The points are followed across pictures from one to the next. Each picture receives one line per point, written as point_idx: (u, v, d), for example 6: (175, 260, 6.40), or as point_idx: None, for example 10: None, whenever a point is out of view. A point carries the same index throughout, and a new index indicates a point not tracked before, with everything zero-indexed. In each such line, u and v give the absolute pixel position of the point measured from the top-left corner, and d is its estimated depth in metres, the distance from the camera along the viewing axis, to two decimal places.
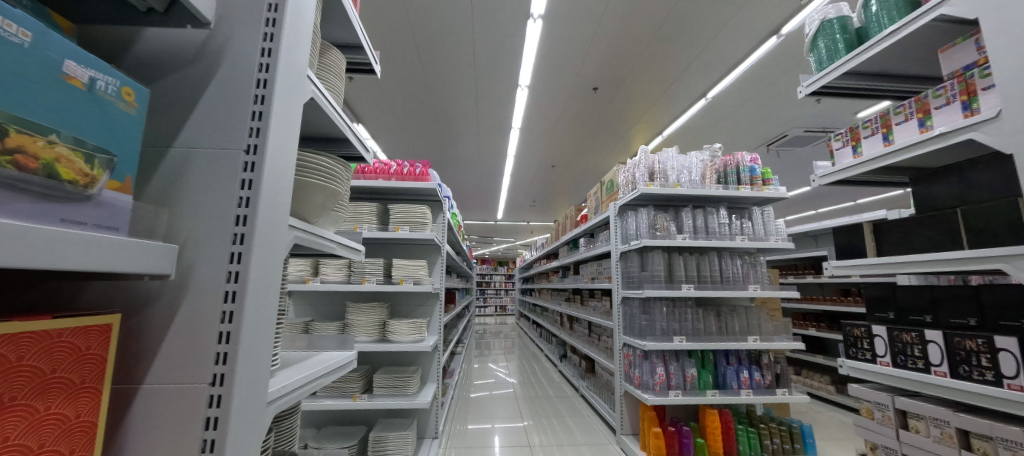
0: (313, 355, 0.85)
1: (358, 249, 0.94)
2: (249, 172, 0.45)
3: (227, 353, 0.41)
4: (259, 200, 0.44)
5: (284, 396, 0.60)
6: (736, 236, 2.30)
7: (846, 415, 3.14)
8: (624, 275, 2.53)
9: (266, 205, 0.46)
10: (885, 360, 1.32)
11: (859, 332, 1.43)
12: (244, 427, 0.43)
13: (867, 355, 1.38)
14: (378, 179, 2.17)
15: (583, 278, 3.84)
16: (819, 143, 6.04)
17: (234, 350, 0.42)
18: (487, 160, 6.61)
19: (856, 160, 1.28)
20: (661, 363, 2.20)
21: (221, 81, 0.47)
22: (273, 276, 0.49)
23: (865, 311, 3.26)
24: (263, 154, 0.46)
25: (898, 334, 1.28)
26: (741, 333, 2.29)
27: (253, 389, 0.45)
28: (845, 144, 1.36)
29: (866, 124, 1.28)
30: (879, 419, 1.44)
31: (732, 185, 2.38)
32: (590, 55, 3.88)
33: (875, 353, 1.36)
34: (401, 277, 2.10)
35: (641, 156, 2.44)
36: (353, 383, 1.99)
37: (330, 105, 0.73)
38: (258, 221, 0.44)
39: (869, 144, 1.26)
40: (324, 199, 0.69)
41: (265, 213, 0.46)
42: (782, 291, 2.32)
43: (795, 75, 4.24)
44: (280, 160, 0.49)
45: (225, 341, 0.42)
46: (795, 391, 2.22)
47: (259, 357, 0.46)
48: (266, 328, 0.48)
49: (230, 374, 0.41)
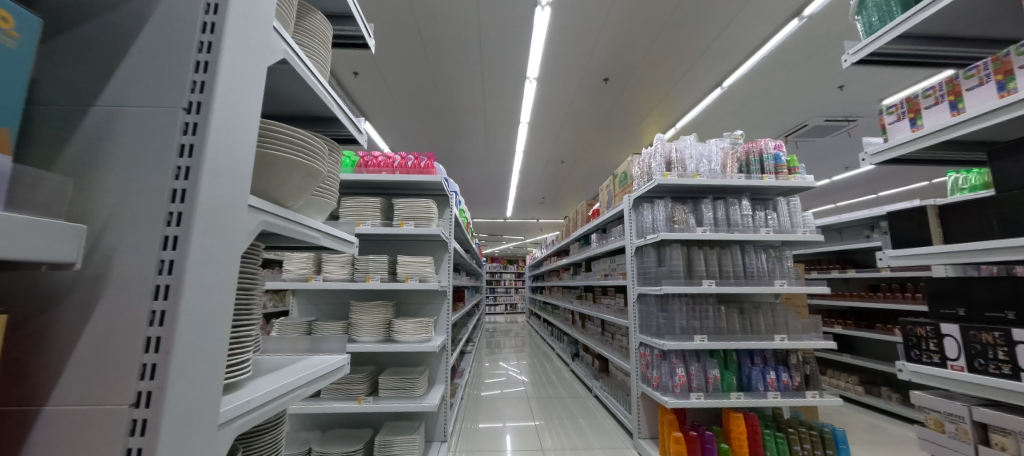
0: (296, 361, 0.76)
1: (348, 241, 0.85)
2: (189, 135, 0.39)
3: (157, 365, 0.36)
4: (201, 173, 0.39)
5: (242, 415, 0.51)
6: (761, 229, 2.16)
7: (878, 419, 2.95)
8: (640, 271, 2.41)
9: (213, 178, 0.40)
10: (958, 364, 1.17)
11: (923, 332, 1.28)
12: (182, 441, 0.38)
13: (934, 358, 1.24)
14: (382, 173, 2.10)
15: (596, 275, 3.72)
16: (841, 132, 5.76)
17: (166, 360, 0.36)
18: (495, 156, 6.52)
19: (915, 134, 1.16)
20: (681, 363, 2.07)
21: (151, 35, 0.40)
22: (224, 265, 0.43)
23: (898, 308, 3.06)
24: (208, 114, 0.40)
25: (974, 335, 1.13)
26: (767, 333, 2.14)
27: (195, 403, 0.40)
28: (900, 118, 1.23)
29: (928, 92, 1.15)
30: (952, 432, 1.31)
31: (756, 174, 2.24)
32: (600, 44, 3.75)
33: (944, 356, 1.22)
34: (406, 274, 2.03)
35: (657, 144, 2.31)
36: (358, 385, 1.94)
37: (314, 78, 0.67)
38: (199, 198, 0.38)
39: (932, 115, 1.13)
40: (302, 180, 0.60)
41: (210, 191, 0.40)
42: (811, 287, 2.16)
43: (817, 59, 4.03)
44: (234, 126, 0.43)
45: (154, 350, 0.36)
46: (827, 394, 2.06)
47: (202, 367, 0.41)
48: (212, 330, 0.42)
49: (160, 391, 0.35)
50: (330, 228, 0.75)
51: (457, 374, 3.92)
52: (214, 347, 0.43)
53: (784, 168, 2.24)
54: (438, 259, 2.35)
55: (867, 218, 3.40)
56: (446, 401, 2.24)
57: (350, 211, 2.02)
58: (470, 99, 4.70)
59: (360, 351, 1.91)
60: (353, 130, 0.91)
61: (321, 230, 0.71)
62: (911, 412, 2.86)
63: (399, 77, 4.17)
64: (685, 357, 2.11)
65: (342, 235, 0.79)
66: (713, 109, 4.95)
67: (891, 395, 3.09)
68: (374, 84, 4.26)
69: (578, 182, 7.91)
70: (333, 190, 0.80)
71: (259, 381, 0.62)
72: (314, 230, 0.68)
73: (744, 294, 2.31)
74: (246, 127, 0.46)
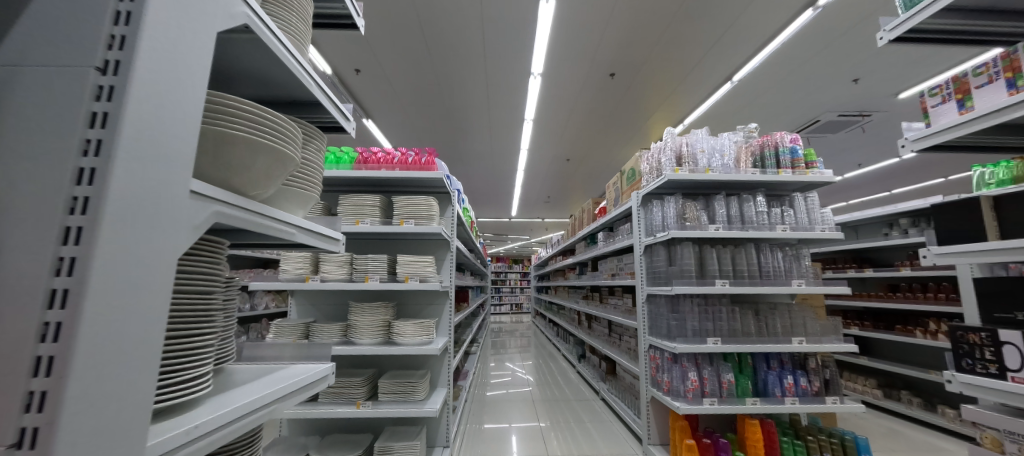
0: (268, 374, 0.68)
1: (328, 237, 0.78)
2: (104, 102, 0.35)
3: (47, 393, 0.30)
4: (117, 149, 0.34)
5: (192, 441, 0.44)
6: (777, 226, 2.05)
7: (899, 425, 2.82)
8: (649, 271, 2.32)
9: (137, 153, 0.36)
10: (1018, 376, 1.05)
11: (978, 339, 1.15)
12: None
13: (991, 369, 1.12)
14: (382, 170, 2.03)
15: (603, 275, 3.63)
16: (856, 128, 5.58)
17: (58, 388, 0.30)
18: (499, 154, 6.45)
19: (966, 115, 1.12)
20: (693, 367, 1.98)
21: None
22: (150, 264, 0.38)
23: (920, 309, 2.91)
24: (126, 77, 0.36)
25: None
26: (784, 335, 2.04)
27: (108, 437, 0.33)
28: (946, 99, 1.19)
29: (979, 70, 1.11)
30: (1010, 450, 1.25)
31: (771, 169, 2.13)
32: (605, 38, 3.65)
33: (1003, 367, 1.09)
34: (406, 274, 1.97)
35: (667, 138, 2.22)
36: (356, 389, 1.89)
37: (285, 50, 0.63)
38: (112, 179, 0.34)
39: (985, 95, 1.09)
40: (271, 164, 0.53)
41: (130, 173, 0.35)
42: (830, 287, 2.06)
43: (832, 50, 3.88)
44: (166, 95, 0.39)
45: (44, 374, 0.30)
46: (849, 400, 1.95)
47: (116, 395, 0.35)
48: (138, 345, 0.37)
49: (46, 429, 0.29)
50: (304, 222, 0.68)
51: (461, 375, 3.86)
52: (141, 359, 0.38)
53: (801, 163, 2.13)
54: (439, 259, 2.28)
55: (886, 216, 3.26)
56: (448, 406, 2.17)
57: (348, 210, 1.97)
58: (473, 97, 4.64)
59: (358, 353, 1.86)
60: (339, 117, 0.87)
61: (297, 225, 0.65)
62: (934, 418, 2.72)
63: (402, 74, 4.13)
64: (697, 360, 2.02)
65: (325, 231, 0.73)
66: (722, 104, 4.82)
67: (911, 399, 2.96)
68: (377, 81, 4.22)
69: (583, 181, 7.81)
70: (317, 182, 0.74)
71: (221, 398, 0.55)
72: (288, 225, 0.62)
73: (759, 295, 2.21)
74: (184, 105, 0.41)
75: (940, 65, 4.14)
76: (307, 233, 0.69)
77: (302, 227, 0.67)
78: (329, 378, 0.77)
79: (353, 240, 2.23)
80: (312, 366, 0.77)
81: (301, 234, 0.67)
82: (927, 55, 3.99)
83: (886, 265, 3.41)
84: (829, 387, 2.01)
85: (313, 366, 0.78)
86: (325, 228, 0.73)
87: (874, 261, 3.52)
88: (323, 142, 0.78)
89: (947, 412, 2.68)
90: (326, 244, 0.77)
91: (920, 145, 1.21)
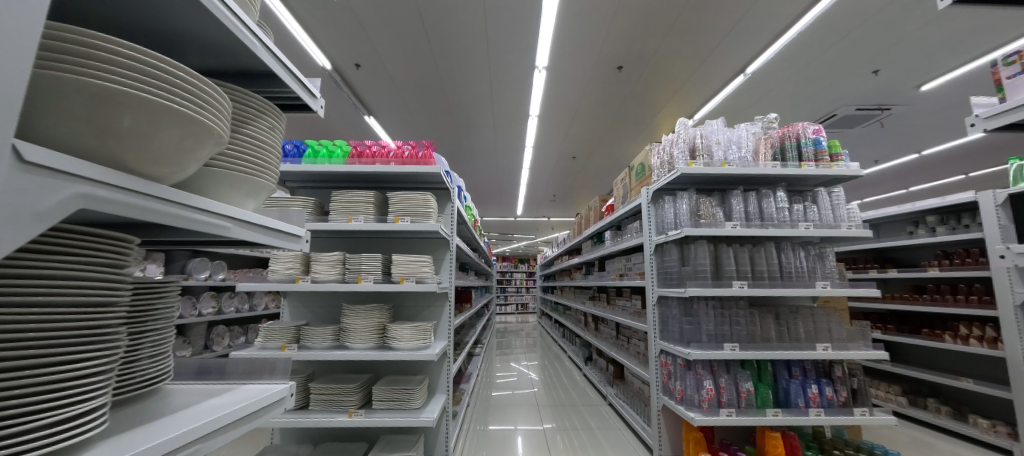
0: (206, 400, 0.61)
1: (278, 232, 0.68)
2: None
3: None
4: None
5: None
6: (799, 223, 1.91)
7: (924, 434, 2.66)
8: (660, 271, 2.18)
9: None
10: None
11: None
12: None
13: None
14: (377, 164, 1.93)
15: (610, 275, 3.50)
16: (874, 122, 5.37)
17: None
18: (503, 152, 6.35)
19: None
20: (709, 375, 1.85)
21: None
22: None
23: (949, 312, 2.74)
24: None
25: None
26: (807, 341, 1.89)
27: None
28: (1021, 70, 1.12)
29: None
30: None
31: (792, 162, 1.99)
32: (612, 29, 3.52)
33: None
34: (401, 275, 1.86)
35: (680, 129, 2.08)
36: (350, 397, 1.80)
37: (219, 8, 0.53)
38: None
39: None
40: (185, 138, 0.42)
41: None
42: (857, 289, 1.91)
43: (852, 39, 3.70)
44: None
45: None
46: (879, 412, 1.79)
47: None
48: None
49: None
50: (243, 214, 0.58)
51: (464, 377, 3.76)
52: None
53: (825, 155, 1.99)
54: (438, 259, 2.17)
55: (912, 213, 3.08)
56: (447, 413, 2.06)
57: (341, 207, 1.91)
58: (477, 93, 4.54)
59: (351, 359, 1.77)
60: (301, 92, 0.78)
61: (240, 219, 0.56)
62: (965, 428, 2.54)
63: (403, 70, 4.04)
64: (712, 367, 1.88)
65: (277, 226, 0.65)
66: (735, 97, 4.65)
67: (939, 408, 2.76)
68: (378, 77, 4.14)
69: (589, 179, 7.66)
70: (275, 172, 0.66)
71: (122, 440, 0.45)
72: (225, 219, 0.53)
73: (779, 297, 2.06)
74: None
75: (967, 54, 3.93)
76: (253, 227, 0.60)
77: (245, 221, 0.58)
78: (287, 398, 0.72)
79: (347, 239, 2.13)
80: (272, 383, 0.72)
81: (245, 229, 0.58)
82: (954, 44, 3.78)
83: (911, 265, 3.22)
84: (856, 397, 1.86)
85: (273, 382, 0.72)
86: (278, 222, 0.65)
87: (899, 260, 3.33)
88: (284, 124, 0.69)
89: (980, 422, 2.49)
90: (280, 240, 0.68)
91: (994, 123, 1.13)
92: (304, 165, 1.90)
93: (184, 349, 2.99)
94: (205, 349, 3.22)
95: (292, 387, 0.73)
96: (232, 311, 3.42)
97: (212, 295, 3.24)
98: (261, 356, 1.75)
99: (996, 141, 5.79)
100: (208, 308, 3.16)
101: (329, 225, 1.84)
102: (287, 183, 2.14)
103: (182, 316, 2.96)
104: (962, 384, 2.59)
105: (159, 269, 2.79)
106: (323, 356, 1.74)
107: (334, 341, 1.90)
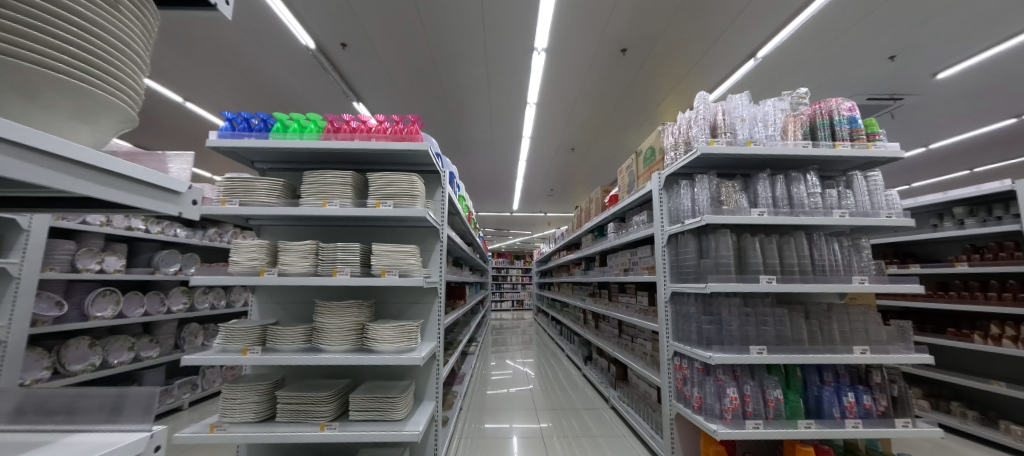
0: None
1: (149, 189, 0.47)
2: None
3: None
4: None
5: None
6: (834, 211, 1.69)
7: (951, 441, 2.47)
8: (674, 266, 1.97)
9: None
10: None
11: None
12: None
13: None
14: (355, 139, 1.68)
15: (613, 270, 3.28)
16: (884, 113, 5.18)
17: None
18: (499, 142, 6.10)
19: None
20: (732, 382, 1.63)
21: None
22: None
23: (979, 311, 2.53)
24: None
25: None
26: (841, 343, 1.68)
27: None
28: None
29: None
30: None
31: (825, 142, 1.78)
32: (618, 7, 3.25)
33: None
34: (383, 268, 1.62)
35: (701, 105, 1.83)
36: (322, 407, 1.57)
37: None
38: None
39: None
40: None
41: None
42: (898, 284, 1.69)
43: (870, 22, 3.48)
44: None
45: None
46: (924, 424, 1.59)
47: None
48: None
49: None
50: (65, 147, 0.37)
51: (456, 378, 3.54)
52: None
53: (862, 134, 1.79)
54: (427, 251, 1.94)
55: (938, 204, 2.87)
56: (436, 420, 1.86)
57: (313, 188, 1.67)
58: (472, 77, 4.29)
59: (324, 363, 1.53)
60: None
61: (51, 154, 0.35)
62: (994, 434, 2.36)
63: (393, 50, 3.77)
64: (735, 372, 1.67)
65: (138, 176, 0.44)
66: (744, 83, 4.42)
67: (966, 412, 2.58)
68: (366, 58, 3.87)
69: (588, 171, 7.42)
70: (132, 93, 0.45)
71: None
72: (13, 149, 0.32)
73: (807, 294, 1.85)
74: None
75: (988, 40, 3.73)
76: (85, 173, 0.39)
77: (64, 158, 0.37)
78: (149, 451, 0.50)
79: (323, 227, 1.90)
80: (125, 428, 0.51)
81: (61, 172, 0.37)
82: (977, 29, 3.58)
83: (933, 260, 3.03)
84: (897, 406, 1.65)
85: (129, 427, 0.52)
86: (145, 172, 0.45)
87: (919, 255, 3.14)
88: (145, 25, 0.47)
89: (1013, 429, 2.29)
90: (149, 201, 0.46)
91: None
92: (270, 141, 1.65)
93: (151, 349, 2.75)
94: (176, 349, 2.98)
95: (157, 435, 0.50)
96: (206, 307, 3.18)
97: (184, 290, 3.01)
98: (218, 360, 1.51)
99: (1008, 134, 5.62)
100: (178, 304, 2.95)
101: (298, 209, 1.60)
102: (256, 163, 1.90)
103: (148, 313, 2.72)
104: (993, 387, 2.41)
105: (121, 261, 2.54)
106: (290, 360, 1.51)
107: (306, 343, 1.67)
